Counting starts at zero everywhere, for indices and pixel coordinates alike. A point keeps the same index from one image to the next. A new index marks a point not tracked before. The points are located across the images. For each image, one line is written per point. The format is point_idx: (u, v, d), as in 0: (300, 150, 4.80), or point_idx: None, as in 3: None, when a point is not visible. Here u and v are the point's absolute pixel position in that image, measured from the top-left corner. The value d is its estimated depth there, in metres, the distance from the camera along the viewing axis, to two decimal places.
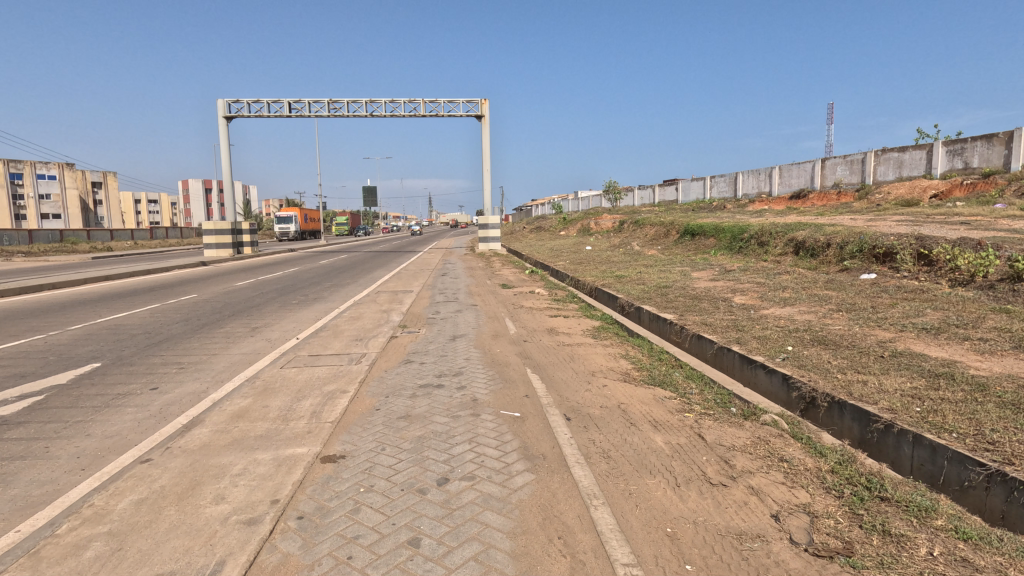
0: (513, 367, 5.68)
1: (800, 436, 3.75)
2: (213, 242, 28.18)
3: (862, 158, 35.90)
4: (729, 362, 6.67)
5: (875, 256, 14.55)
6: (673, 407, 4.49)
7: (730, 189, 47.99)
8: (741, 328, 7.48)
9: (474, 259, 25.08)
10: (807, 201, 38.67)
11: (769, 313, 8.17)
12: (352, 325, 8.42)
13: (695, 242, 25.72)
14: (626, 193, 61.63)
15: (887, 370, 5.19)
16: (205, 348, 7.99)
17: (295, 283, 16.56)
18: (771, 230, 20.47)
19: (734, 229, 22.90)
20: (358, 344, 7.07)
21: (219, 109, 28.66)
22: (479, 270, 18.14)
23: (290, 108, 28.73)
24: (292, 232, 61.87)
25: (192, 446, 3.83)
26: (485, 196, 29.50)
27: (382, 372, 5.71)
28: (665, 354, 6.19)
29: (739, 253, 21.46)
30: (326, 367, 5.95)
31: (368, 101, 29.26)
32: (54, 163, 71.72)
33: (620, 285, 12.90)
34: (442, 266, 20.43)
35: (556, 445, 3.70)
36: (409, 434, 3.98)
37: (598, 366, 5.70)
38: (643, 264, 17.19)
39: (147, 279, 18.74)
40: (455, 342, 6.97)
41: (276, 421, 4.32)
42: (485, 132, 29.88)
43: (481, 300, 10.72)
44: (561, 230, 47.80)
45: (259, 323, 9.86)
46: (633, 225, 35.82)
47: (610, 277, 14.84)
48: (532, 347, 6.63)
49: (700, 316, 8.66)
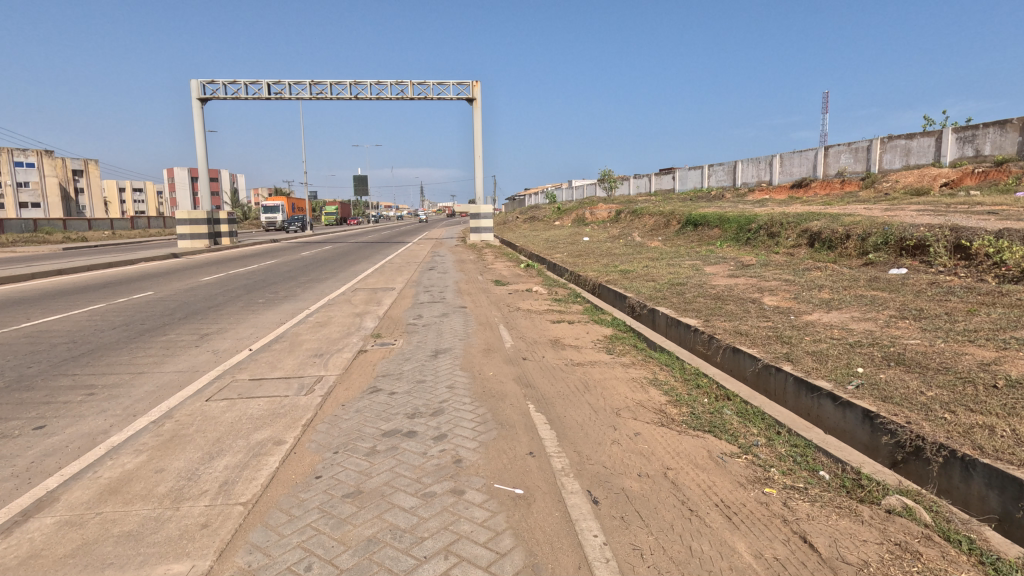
0: (511, 400, 4.31)
1: (960, 541, 2.41)
2: (188, 232, 26.53)
3: (868, 146, 34.68)
4: (778, 384, 5.37)
5: (904, 249, 13.26)
6: (742, 475, 3.13)
7: (729, 178, 46.75)
8: (788, 340, 6.14)
9: (465, 251, 23.61)
10: (809, 190, 37.44)
11: (815, 319, 6.83)
12: (316, 335, 7.02)
13: (698, 233, 24.40)
14: (621, 182, 60.20)
15: (1013, 409, 3.86)
16: (133, 364, 6.52)
17: (267, 278, 15.05)
18: (782, 220, 19.16)
19: (741, 219, 21.57)
20: (316, 363, 5.65)
21: (193, 91, 26.87)
22: (470, 264, 16.71)
23: (269, 90, 27.00)
24: (278, 222, 60.11)
25: (9, 561, 2.44)
26: (476, 184, 28.01)
27: (338, 409, 4.31)
28: (703, 379, 4.83)
29: (747, 244, 20.17)
30: (266, 399, 4.55)
31: (353, 84, 27.58)
32: (32, 150, 69.39)
33: (627, 282, 11.55)
34: (430, 260, 18.96)
35: (583, 562, 2.33)
36: (355, 530, 2.61)
37: (622, 399, 4.34)
38: (647, 258, 15.84)
39: (106, 272, 17.10)
40: (437, 361, 5.56)
41: (163, 501, 2.93)
42: (476, 116, 28.32)
43: (471, 301, 9.33)
44: (555, 220, 46.50)
45: (210, 330, 8.38)
46: (631, 215, 34.52)
47: (614, 272, 13.51)
48: (533, 367, 5.26)
49: (730, 322, 7.32)
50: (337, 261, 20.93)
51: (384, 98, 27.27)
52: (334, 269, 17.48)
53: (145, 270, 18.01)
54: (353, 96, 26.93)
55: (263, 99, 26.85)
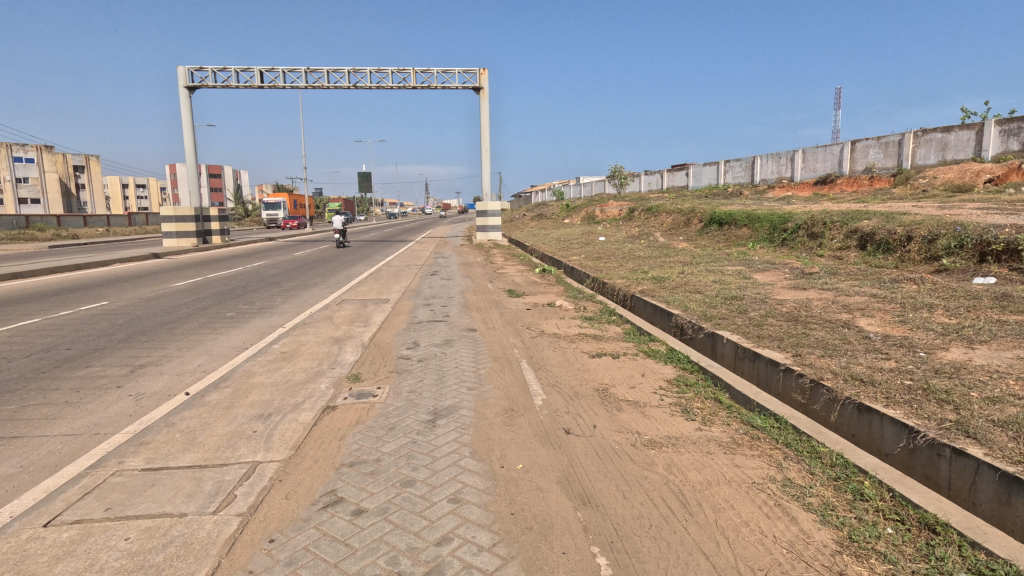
0: (564, 546, 2.44)
1: None
2: (174, 230, 24.76)
3: (900, 140, 32.64)
4: (958, 475, 3.48)
5: (985, 254, 11.32)
6: None
7: (746, 174, 44.78)
8: (943, 394, 4.23)
9: (470, 251, 21.85)
10: (834, 187, 35.46)
11: (960, 358, 4.92)
12: (271, 377, 5.15)
13: (724, 233, 22.46)
14: (632, 179, 58.28)
15: None
16: (14, 421, 4.68)
17: (247, 285, 13.22)
18: (825, 219, 17.23)
19: (775, 218, 19.63)
20: (254, 435, 3.78)
21: (180, 78, 25.09)
22: (477, 268, 14.84)
23: (262, 78, 25.20)
24: (280, 219, 58.49)
25: None
26: (484, 179, 26.15)
27: (255, 558, 2.44)
28: (869, 486, 2.95)
29: (783, 246, 18.24)
30: (140, 528, 2.67)
31: (352, 71, 25.77)
32: (31, 146, 68.01)
33: (667, 293, 9.66)
34: (432, 262, 17.11)
35: None
36: None
37: (757, 543, 2.47)
38: (679, 262, 13.93)
39: (71, 275, 15.32)
40: (434, 435, 3.68)
41: None
42: (484, 106, 26.46)
43: (480, 321, 7.46)
44: (565, 217, 44.60)
45: (147, 360, 6.52)
46: (646, 213, 32.60)
47: (646, 279, 11.64)
48: (585, 450, 3.39)
49: (832, 358, 5.44)
50: (331, 263, 19.10)
51: (386, 87, 25.44)
52: (325, 273, 15.67)
53: (118, 271, 16.25)
54: (353, 84, 25.11)
55: (256, 87, 25.02)
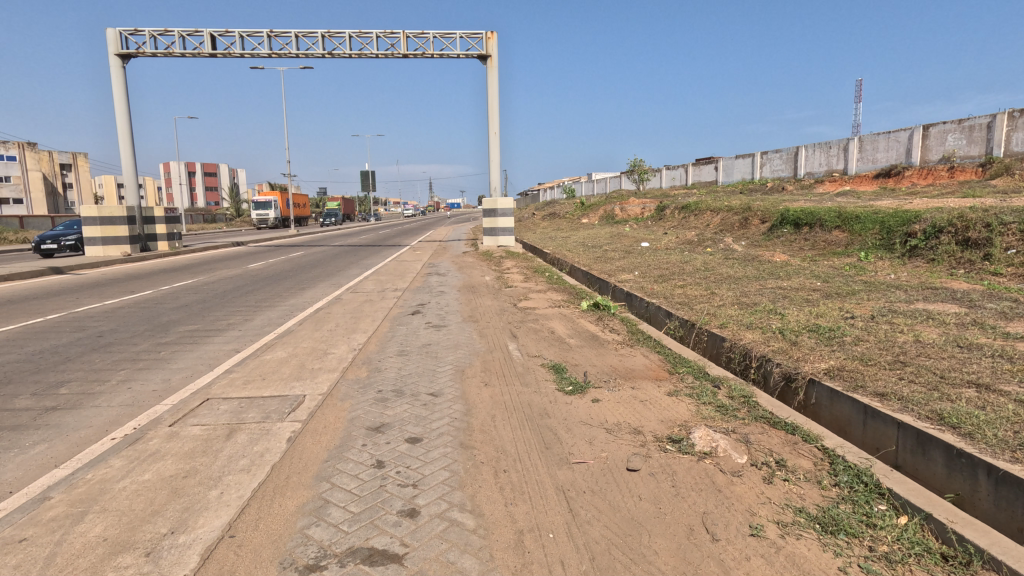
0: None
1: None
2: (99, 235, 19.46)
3: (989, 123, 27.30)
4: None
5: None
6: None
7: (788, 167, 39.32)
8: None
9: (475, 263, 16.67)
10: (903, 180, 30.15)
11: None
12: None
13: (806, 237, 17.17)
14: (653, 174, 52.91)
15: None
16: None
17: (101, 335, 7.89)
18: (987, 220, 11.88)
19: (892, 216, 14.29)
20: None
21: (110, 44, 19.90)
22: (486, 298, 9.61)
23: (213, 44, 20.10)
24: (271, 220, 53.54)
25: None
26: (493, 169, 20.93)
27: None
28: None
29: (915, 256, 12.91)
30: None
31: (328, 35, 20.63)
32: (12, 144, 63.30)
33: (907, 388, 4.39)
34: (420, 284, 11.94)
35: None
36: None
37: None
38: (810, 292, 8.66)
39: None
40: None
41: None
42: (491, 80, 21.26)
43: None
44: (579, 216, 39.44)
45: None
46: (683, 211, 27.40)
47: (792, 330, 6.42)
48: None
49: None
50: (282, 282, 13.83)
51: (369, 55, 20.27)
52: (255, 304, 10.41)
53: None
54: (326, 52, 19.93)
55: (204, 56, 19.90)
